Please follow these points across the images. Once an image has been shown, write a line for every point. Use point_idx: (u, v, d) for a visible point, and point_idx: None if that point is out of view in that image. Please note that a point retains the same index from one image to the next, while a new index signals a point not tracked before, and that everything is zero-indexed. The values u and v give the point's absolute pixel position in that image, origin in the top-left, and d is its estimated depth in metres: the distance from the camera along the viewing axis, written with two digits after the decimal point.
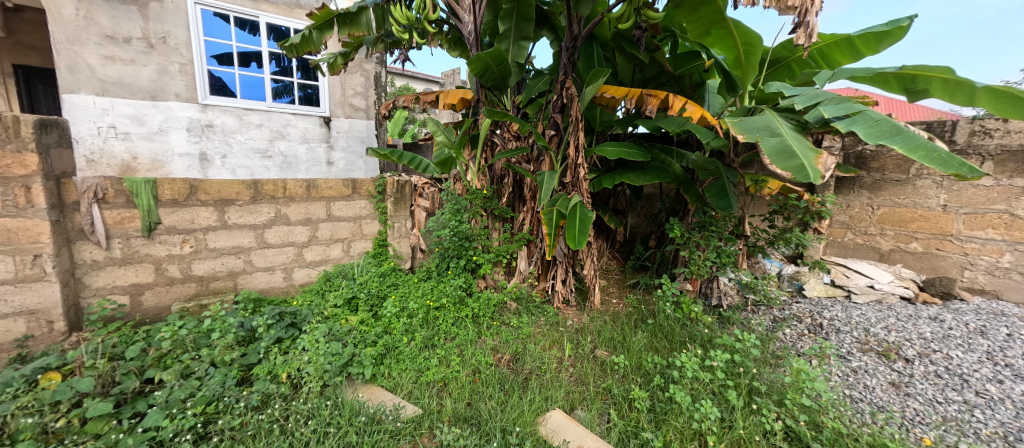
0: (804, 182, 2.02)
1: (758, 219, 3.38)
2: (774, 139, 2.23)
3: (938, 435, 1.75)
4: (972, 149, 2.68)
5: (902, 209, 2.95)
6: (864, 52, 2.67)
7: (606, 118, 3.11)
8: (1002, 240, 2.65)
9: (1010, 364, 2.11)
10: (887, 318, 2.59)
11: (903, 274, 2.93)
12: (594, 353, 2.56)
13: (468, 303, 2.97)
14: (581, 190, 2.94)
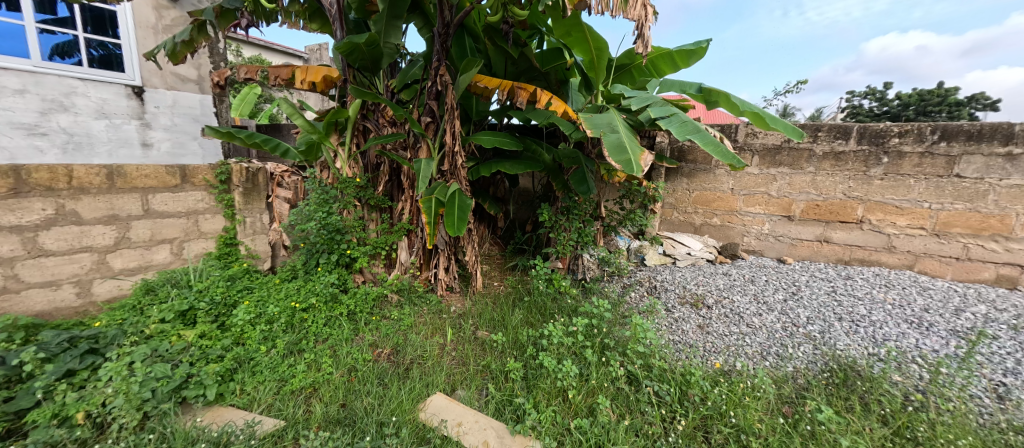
0: (629, 174, 2.40)
1: (611, 202, 3.94)
2: (614, 135, 2.59)
3: (723, 359, 2.32)
4: (746, 146, 3.58)
5: (707, 192, 3.80)
6: (681, 64, 3.28)
7: (482, 108, 3.22)
8: (764, 214, 3.63)
9: (766, 301, 2.91)
10: (697, 276, 3.34)
11: (710, 243, 3.80)
12: (476, 336, 2.66)
13: (342, 300, 2.77)
14: (460, 178, 3.01)
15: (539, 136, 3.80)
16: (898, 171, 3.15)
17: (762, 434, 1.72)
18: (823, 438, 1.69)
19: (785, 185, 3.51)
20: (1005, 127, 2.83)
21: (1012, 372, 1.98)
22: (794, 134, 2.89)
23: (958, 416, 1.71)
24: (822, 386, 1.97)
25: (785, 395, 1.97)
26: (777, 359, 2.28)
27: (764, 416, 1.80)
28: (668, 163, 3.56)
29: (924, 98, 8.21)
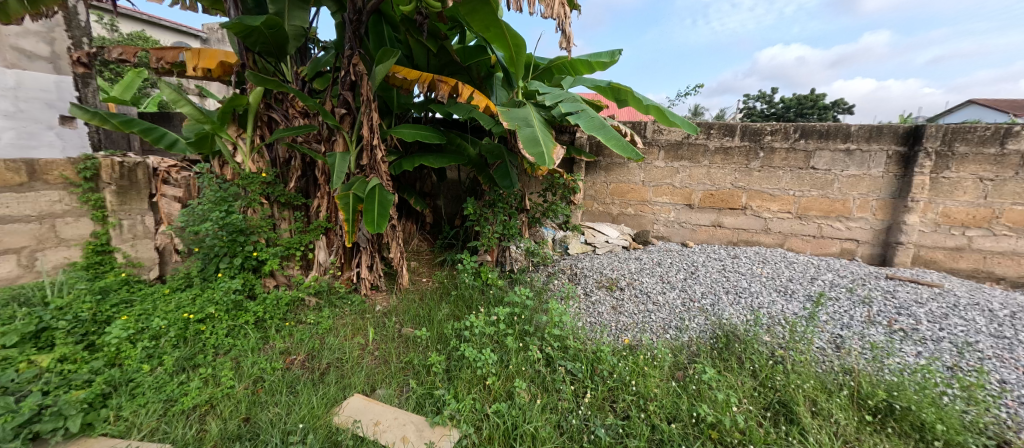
0: (542, 166, 2.53)
1: (535, 195, 4.06)
2: (528, 129, 2.68)
3: (630, 335, 2.53)
4: (653, 142, 3.89)
5: (623, 184, 4.07)
6: (596, 69, 3.47)
7: (403, 101, 3.12)
8: (671, 203, 3.99)
9: (671, 281, 3.21)
10: (613, 262, 3.58)
11: (625, 231, 4.10)
12: (401, 333, 2.61)
13: (248, 307, 2.55)
14: (379, 173, 2.90)
15: (463, 131, 3.77)
16: (771, 165, 3.65)
17: (656, 398, 1.92)
18: (705, 394, 1.93)
19: (686, 177, 3.89)
20: (844, 127, 3.41)
21: (847, 326, 2.43)
22: (688, 128, 3.23)
23: (806, 363, 2.05)
24: (709, 351, 2.25)
25: (679, 362, 2.21)
26: (676, 331, 2.55)
27: (660, 382, 2.01)
28: (584, 157, 3.77)
29: (800, 101, 11.38)
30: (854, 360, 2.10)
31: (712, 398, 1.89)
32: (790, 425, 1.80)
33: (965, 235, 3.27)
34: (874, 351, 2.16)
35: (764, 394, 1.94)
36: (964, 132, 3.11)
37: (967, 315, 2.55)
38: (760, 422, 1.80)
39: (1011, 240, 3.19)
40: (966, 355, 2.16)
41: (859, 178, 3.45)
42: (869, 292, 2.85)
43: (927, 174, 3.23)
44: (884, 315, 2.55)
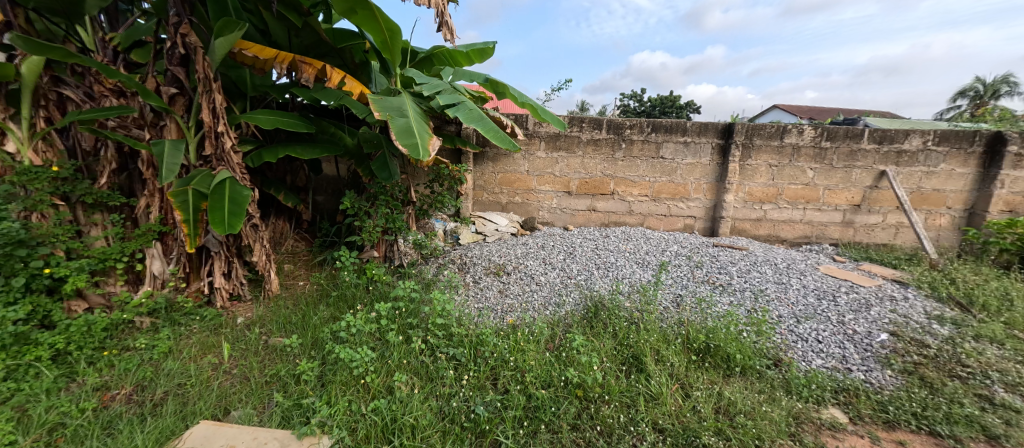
0: (415, 158, 2.45)
1: (422, 187, 3.96)
2: (402, 119, 2.60)
3: (512, 315, 2.66)
4: (534, 134, 4.08)
5: (509, 173, 4.20)
6: (474, 60, 3.50)
7: (259, 82, 2.74)
8: (553, 191, 4.25)
9: (552, 261, 3.43)
10: (501, 248, 3.69)
11: (514, 218, 4.27)
12: (268, 344, 2.33)
13: (42, 338, 2.02)
14: (230, 164, 2.51)
15: (338, 120, 3.47)
16: (632, 155, 4.11)
17: (532, 369, 2.05)
18: (572, 358, 2.13)
19: (564, 167, 4.17)
20: (682, 123, 4.01)
21: (685, 287, 2.90)
22: (559, 125, 3.48)
23: (654, 321, 2.40)
24: (581, 322, 2.48)
25: (555, 334, 2.41)
26: (555, 307, 2.75)
27: (536, 354, 2.15)
28: (470, 148, 3.78)
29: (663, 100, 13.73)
30: (689, 314, 2.52)
31: (578, 361, 2.10)
32: (639, 374, 2.09)
33: (762, 209, 4.13)
34: (702, 304, 2.63)
35: (622, 351, 2.22)
36: (757, 129, 3.93)
37: (764, 270, 3.26)
38: (617, 375, 2.05)
39: (793, 211, 4.13)
40: (762, 300, 2.78)
41: (694, 166, 4.09)
42: (701, 258, 3.44)
43: (737, 161, 3.99)
44: (712, 275, 3.10)
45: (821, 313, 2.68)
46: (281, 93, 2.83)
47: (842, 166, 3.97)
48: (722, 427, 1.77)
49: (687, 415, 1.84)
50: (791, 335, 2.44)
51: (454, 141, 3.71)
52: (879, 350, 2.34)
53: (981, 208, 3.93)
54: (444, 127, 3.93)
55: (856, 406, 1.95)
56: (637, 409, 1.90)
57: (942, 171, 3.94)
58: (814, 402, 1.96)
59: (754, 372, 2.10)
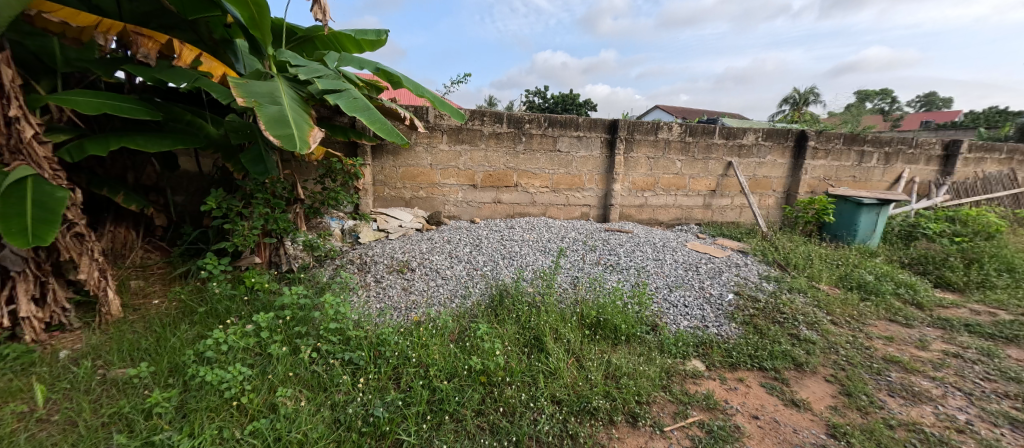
0: (292, 150, 2.22)
1: (311, 183, 3.66)
2: (273, 107, 2.34)
3: (418, 312, 2.60)
4: (435, 126, 4.00)
5: (412, 167, 4.06)
6: (366, 49, 3.33)
7: (74, 56, 2.30)
8: (459, 184, 4.21)
9: (458, 255, 3.41)
10: (405, 245, 3.56)
11: (419, 214, 4.15)
12: (104, 378, 1.93)
13: None
14: (28, 157, 2.02)
15: (198, 106, 3.03)
16: (532, 148, 4.26)
17: (436, 362, 2.04)
18: (476, 345, 2.17)
19: (468, 160, 4.16)
20: (574, 119, 4.26)
21: (582, 269, 3.12)
22: (456, 117, 3.44)
23: (552, 302, 2.54)
24: (486, 311, 2.54)
25: (462, 327, 2.42)
26: (461, 299, 2.76)
27: (441, 347, 2.13)
28: (366, 140, 3.60)
29: (565, 98, 14.40)
30: (585, 293, 2.74)
31: (482, 347, 2.14)
32: (540, 353, 2.21)
33: (644, 196, 4.61)
34: (595, 283, 2.86)
35: (525, 333, 2.32)
36: (637, 125, 4.36)
37: (645, 249, 3.66)
38: (519, 356, 2.14)
39: (668, 197, 4.68)
40: (643, 276, 3.12)
41: (587, 159, 4.39)
42: (595, 242, 3.73)
43: (621, 154, 4.38)
44: (603, 257, 3.39)
45: (690, 282, 3.11)
46: (108, 70, 2.38)
47: (702, 158, 4.60)
48: (610, 390, 1.96)
49: (580, 383, 1.99)
50: (665, 303, 2.79)
51: (347, 134, 3.48)
52: (728, 308, 2.80)
53: (792, 192, 4.91)
54: (336, 118, 3.64)
55: (711, 355, 2.31)
56: (536, 385, 1.99)
57: (768, 162, 4.81)
58: (680, 356, 2.28)
59: (636, 338, 2.37)
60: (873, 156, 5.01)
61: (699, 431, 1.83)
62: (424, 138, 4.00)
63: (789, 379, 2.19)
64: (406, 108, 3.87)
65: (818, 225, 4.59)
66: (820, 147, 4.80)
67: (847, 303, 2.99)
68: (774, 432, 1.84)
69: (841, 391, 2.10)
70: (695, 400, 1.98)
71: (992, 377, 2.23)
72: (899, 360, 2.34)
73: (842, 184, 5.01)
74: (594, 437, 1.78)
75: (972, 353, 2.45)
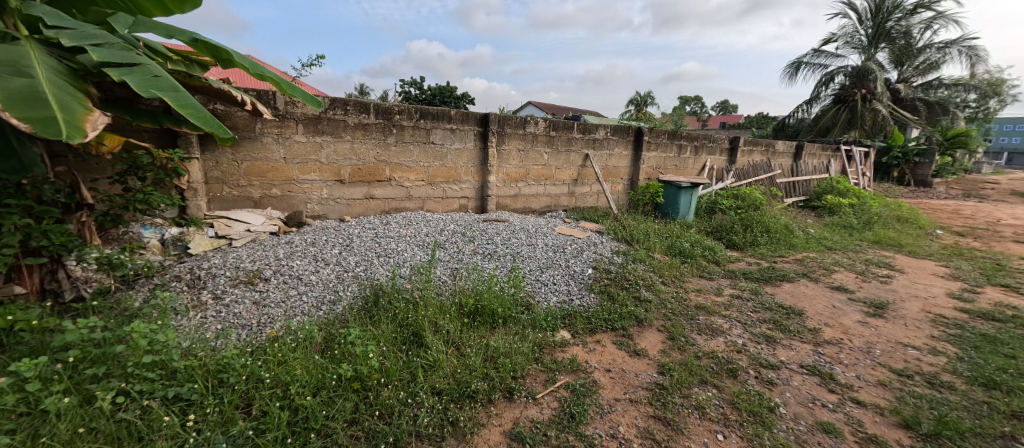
0: (50, 138, 1.73)
1: (108, 184, 3.00)
2: (15, 79, 1.77)
3: (277, 326, 2.33)
4: (288, 115, 3.61)
5: (259, 162, 3.59)
6: (173, 9, 2.75)
7: None
8: (322, 180, 3.90)
9: (325, 259, 3.14)
10: (254, 252, 3.11)
11: (273, 215, 3.68)
12: None
13: None
14: None
15: None
16: (404, 141, 4.19)
17: (300, 377, 1.88)
18: (349, 351, 2.10)
19: (331, 153, 3.87)
20: (446, 111, 4.34)
21: (459, 260, 3.31)
22: (311, 102, 3.16)
23: (432, 295, 2.64)
24: (360, 315, 2.47)
25: (331, 334, 2.29)
26: (330, 305, 2.59)
27: (305, 361, 1.97)
28: (188, 128, 2.89)
29: (442, 91, 14.40)
30: (464, 283, 2.92)
31: (354, 353, 2.07)
32: (418, 348, 2.25)
33: (517, 187, 4.97)
34: (472, 272, 3.07)
35: (403, 331, 2.34)
36: (506, 119, 4.67)
37: (519, 236, 4.01)
38: (398, 355, 2.15)
39: (538, 187, 5.14)
40: (518, 261, 3.45)
41: (461, 151, 4.53)
42: (474, 233, 3.93)
43: (494, 146, 4.66)
44: (480, 246, 3.64)
45: (558, 262, 3.55)
46: None
47: (564, 150, 5.17)
48: (487, 372, 2.11)
49: (460, 370, 2.10)
50: (537, 283, 3.14)
51: (158, 120, 2.69)
52: (587, 280, 3.30)
53: (634, 179, 5.85)
54: (143, 101, 2.95)
55: (575, 325, 2.71)
56: (415, 380, 2.02)
57: (616, 154, 5.64)
58: (549, 329, 2.62)
59: (511, 319, 2.63)
60: (688, 149, 6.26)
61: (564, 391, 2.10)
62: (273, 129, 3.58)
63: (633, 333, 2.70)
64: (245, 91, 3.38)
65: (654, 206, 5.60)
66: (652, 141, 5.82)
67: (673, 267, 3.76)
68: (621, 379, 2.23)
69: (667, 337, 2.66)
70: (562, 366, 2.28)
71: (758, 309, 3.08)
72: (704, 306, 3.07)
73: (668, 172, 6.16)
74: (475, 418, 1.91)
75: (747, 293, 3.36)
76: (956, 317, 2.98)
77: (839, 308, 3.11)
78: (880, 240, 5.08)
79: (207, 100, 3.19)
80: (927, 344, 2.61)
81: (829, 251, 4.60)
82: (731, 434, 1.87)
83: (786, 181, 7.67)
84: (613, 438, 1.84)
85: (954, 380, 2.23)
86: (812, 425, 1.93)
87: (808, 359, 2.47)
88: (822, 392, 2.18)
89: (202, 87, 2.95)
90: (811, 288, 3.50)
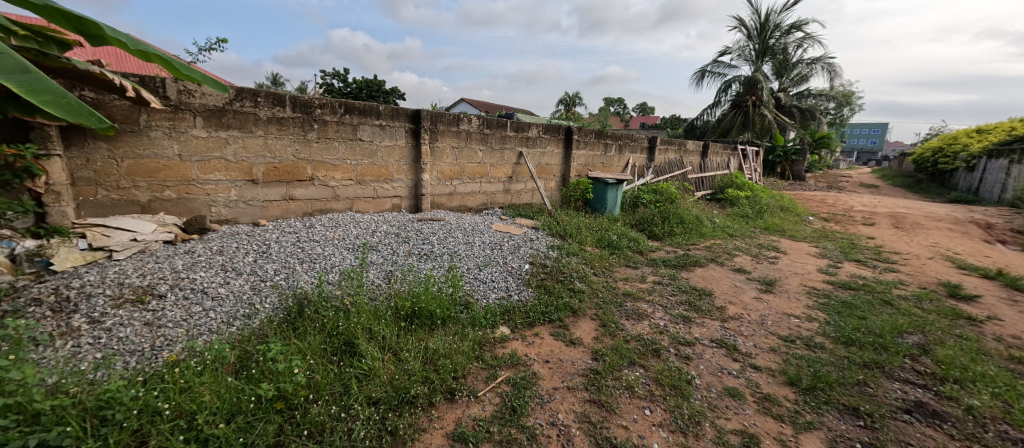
0: None
1: None
2: None
3: (177, 349, 2.01)
4: (183, 106, 3.09)
5: (145, 160, 3.03)
6: None
7: None
8: (227, 180, 3.40)
9: (236, 269, 2.73)
10: (144, 265, 2.61)
11: (167, 221, 3.11)
12: None
13: None
14: None
15: None
16: (327, 137, 3.86)
17: (209, 404, 1.73)
18: (269, 369, 1.95)
19: (239, 149, 3.40)
20: (375, 107, 4.10)
21: (393, 262, 3.24)
22: (216, 87, 2.45)
23: (365, 300, 2.54)
24: (282, 327, 2.26)
25: (247, 352, 2.07)
26: (245, 320, 2.29)
27: (216, 385, 1.82)
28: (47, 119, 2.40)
29: (369, 85, 13.88)
30: (400, 285, 2.88)
31: (276, 371, 1.94)
32: (352, 357, 2.18)
33: (452, 185, 4.94)
34: (407, 274, 3.04)
35: (333, 341, 2.23)
36: (439, 116, 4.60)
37: (456, 234, 4.05)
38: (328, 367, 2.07)
39: (474, 184, 5.17)
40: (455, 259, 3.50)
41: (392, 148, 4.32)
42: (408, 233, 3.89)
43: (427, 143, 4.55)
44: (416, 247, 3.62)
45: (495, 260, 3.64)
46: None
47: (499, 148, 5.28)
48: (427, 375, 2.13)
49: (398, 377, 2.08)
50: (475, 281, 3.22)
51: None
52: (524, 275, 3.44)
53: (566, 175, 6.14)
54: None
55: (514, 319, 2.82)
56: (349, 393, 1.98)
57: (548, 152, 5.86)
58: (489, 326, 2.71)
59: (451, 319, 2.66)
60: (613, 147, 6.69)
61: (505, 386, 2.19)
62: (163, 121, 3.05)
63: (569, 323, 2.87)
64: (122, 76, 2.84)
65: (584, 202, 5.93)
66: (581, 140, 6.14)
67: (603, 258, 4.02)
68: (558, 368, 2.36)
69: (599, 324, 2.87)
70: (502, 361, 2.37)
71: (676, 292, 3.43)
72: (631, 293, 3.35)
73: (596, 169, 6.53)
74: (415, 424, 1.92)
75: (665, 278, 3.72)
76: (826, 288, 3.55)
77: (740, 287, 3.58)
78: (770, 226, 5.84)
79: (68, 85, 2.65)
80: (804, 312, 3.09)
81: (731, 237, 5.19)
82: (656, 409, 2.08)
83: (695, 177, 8.49)
84: (553, 426, 1.94)
85: (824, 341, 2.67)
86: (721, 392, 2.20)
87: (717, 334, 2.80)
88: (726, 361, 2.49)
89: (64, 70, 2.50)
90: (718, 271, 3.93)
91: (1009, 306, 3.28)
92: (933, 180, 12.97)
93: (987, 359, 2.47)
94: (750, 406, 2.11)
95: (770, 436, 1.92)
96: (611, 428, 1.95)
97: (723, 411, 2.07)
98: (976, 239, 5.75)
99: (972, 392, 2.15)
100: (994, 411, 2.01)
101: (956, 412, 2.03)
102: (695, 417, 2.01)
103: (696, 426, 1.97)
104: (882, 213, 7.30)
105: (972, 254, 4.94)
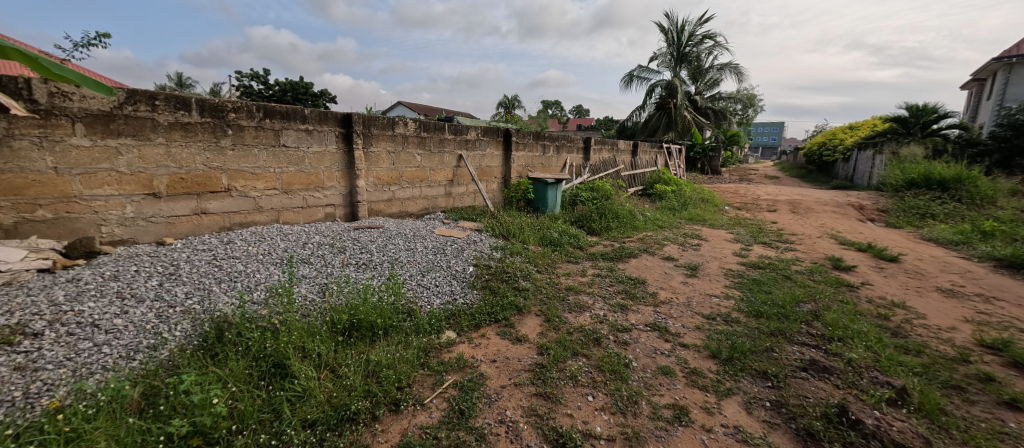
0: None
1: None
2: None
3: (60, 395, 1.77)
4: (57, 111, 2.75)
5: (8, 175, 2.66)
6: None
7: None
8: (119, 195, 3.05)
9: (135, 295, 2.45)
10: (12, 300, 2.25)
11: (41, 245, 2.73)
12: None
13: None
14: None
15: None
16: (243, 143, 3.59)
17: None
18: (182, 403, 1.79)
19: (135, 160, 3.07)
20: (299, 110, 3.89)
21: (329, 275, 3.10)
22: (97, 89, 2.11)
23: (296, 318, 2.40)
24: (196, 356, 2.07)
25: (153, 387, 1.87)
26: (149, 352, 2.06)
27: (116, 429, 1.65)
28: None
29: (295, 87, 13.13)
30: (335, 299, 2.76)
31: (189, 404, 1.78)
32: (283, 380, 2.08)
33: (390, 190, 4.80)
34: (342, 286, 2.91)
35: (260, 365, 2.10)
36: (372, 120, 4.46)
37: (397, 241, 3.98)
38: (255, 393, 1.95)
39: (414, 189, 5.07)
40: (396, 267, 3.44)
41: (322, 154, 4.12)
42: (344, 243, 3.74)
43: (360, 148, 4.38)
44: (354, 257, 3.48)
45: (438, 265, 3.61)
46: None
47: (438, 152, 5.24)
48: (369, 389, 2.09)
49: (336, 394, 2.02)
50: (418, 287, 3.17)
51: None
52: (468, 279, 3.45)
53: (506, 177, 6.25)
54: None
55: (459, 323, 2.83)
56: (279, 418, 1.88)
57: (488, 154, 5.93)
58: (435, 331, 2.70)
59: (393, 328, 2.61)
60: (551, 148, 6.92)
61: (452, 390, 2.20)
62: (31, 129, 2.69)
63: (514, 322, 2.94)
64: None
65: (526, 202, 6.06)
66: (520, 142, 6.28)
67: (546, 256, 4.15)
68: (505, 366, 2.42)
69: (544, 319, 2.97)
70: (449, 366, 2.38)
71: (613, 283, 3.63)
72: (573, 286, 3.50)
73: (536, 170, 6.72)
74: (358, 441, 1.88)
75: (604, 270, 3.92)
76: (740, 269, 3.95)
77: (669, 273, 3.88)
78: (693, 217, 6.36)
79: None
80: (723, 291, 3.43)
81: (661, 229, 5.59)
82: (598, 394, 2.20)
83: (627, 174, 9.01)
84: (501, 424, 1.99)
85: (739, 316, 2.98)
86: (655, 371, 2.39)
87: (650, 319, 3.01)
88: (658, 342, 2.70)
89: None
90: (650, 261, 4.22)
91: (877, 273, 3.89)
92: (818, 171, 14.89)
93: (862, 318, 2.91)
94: (679, 380, 2.30)
95: (697, 405, 2.12)
96: (557, 417, 2.04)
97: (657, 388, 2.24)
98: (854, 218, 6.72)
99: (852, 346, 2.53)
100: (867, 361, 2.39)
101: (840, 365, 2.37)
102: (633, 397, 2.16)
103: (634, 405, 2.11)
104: (782, 201, 8.25)
105: (850, 231, 5.77)
